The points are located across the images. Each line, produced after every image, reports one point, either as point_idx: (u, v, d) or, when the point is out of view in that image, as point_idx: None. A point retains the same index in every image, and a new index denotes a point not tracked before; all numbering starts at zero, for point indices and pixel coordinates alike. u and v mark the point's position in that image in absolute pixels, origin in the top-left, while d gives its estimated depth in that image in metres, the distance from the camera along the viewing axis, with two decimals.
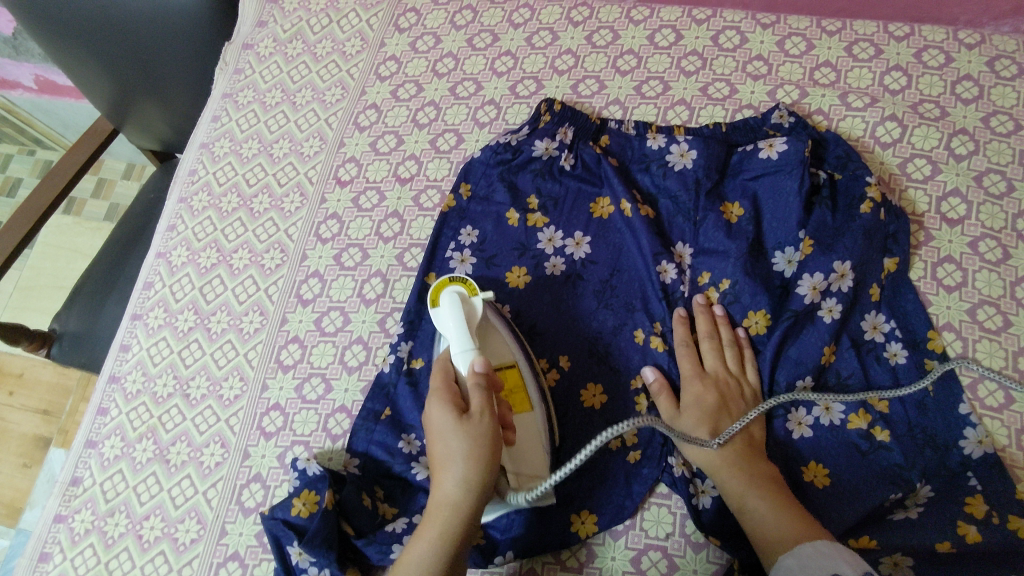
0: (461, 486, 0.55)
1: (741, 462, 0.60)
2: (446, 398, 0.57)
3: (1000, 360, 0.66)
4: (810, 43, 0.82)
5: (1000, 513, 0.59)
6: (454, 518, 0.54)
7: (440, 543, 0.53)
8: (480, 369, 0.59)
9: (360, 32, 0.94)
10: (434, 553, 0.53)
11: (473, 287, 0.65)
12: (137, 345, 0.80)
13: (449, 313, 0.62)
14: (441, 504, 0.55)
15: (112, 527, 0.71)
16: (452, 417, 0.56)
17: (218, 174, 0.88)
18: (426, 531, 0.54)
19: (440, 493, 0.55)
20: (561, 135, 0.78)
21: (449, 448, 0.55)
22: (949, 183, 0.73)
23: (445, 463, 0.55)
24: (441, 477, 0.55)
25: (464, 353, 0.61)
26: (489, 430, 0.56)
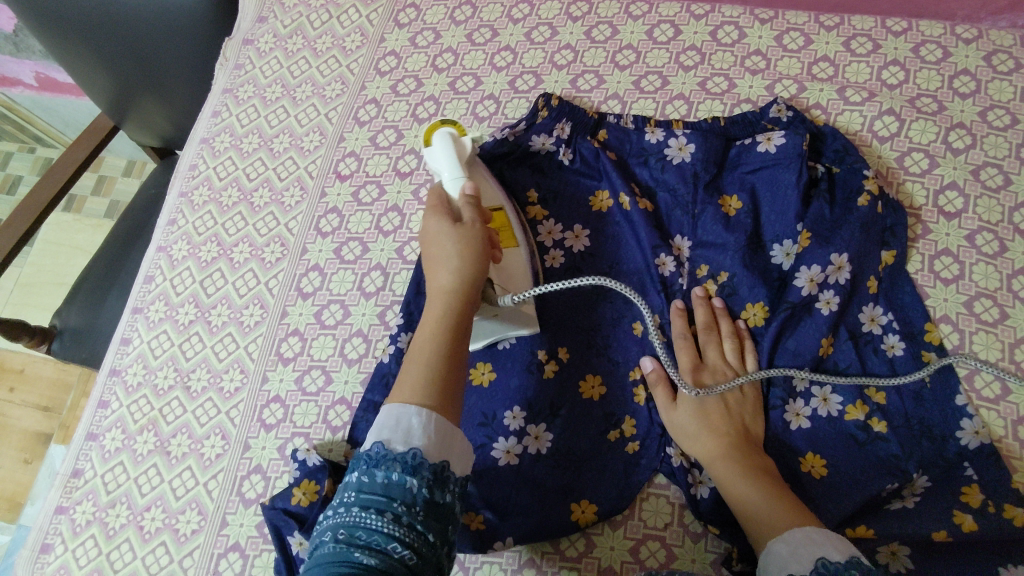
0: (457, 274, 0.58)
1: (735, 451, 0.61)
2: (439, 211, 0.62)
3: (997, 352, 0.66)
4: (807, 39, 0.82)
5: (996, 503, 0.59)
6: (453, 304, 0.57)
7: (441, 322, 0.57)
8: (470, 190, 0.64)
9: (359, 28, 0.94)
10: (438, 332, 0.56)
11: (462, 128, 0.70)
12: (138, 338, 0.80)
13: (440, 146, 0.67)
14: (439, 293, 0.58)
15: (113, 518, 0.72)
16: (446, 223, 0.61)
17: (219, 169, 0.88)
18: (427, 320, 0.58)
19: (437, 285, 0.59)
20: (558, 131, 0.77)
21: (444, 248, 0.60)
22: (946, 177, 0.73)
23: (440, 261, 0.60)
24: (437, 272, 0.59)
25: (455, 178, 0.66)
26: (480, 235, 0.60)
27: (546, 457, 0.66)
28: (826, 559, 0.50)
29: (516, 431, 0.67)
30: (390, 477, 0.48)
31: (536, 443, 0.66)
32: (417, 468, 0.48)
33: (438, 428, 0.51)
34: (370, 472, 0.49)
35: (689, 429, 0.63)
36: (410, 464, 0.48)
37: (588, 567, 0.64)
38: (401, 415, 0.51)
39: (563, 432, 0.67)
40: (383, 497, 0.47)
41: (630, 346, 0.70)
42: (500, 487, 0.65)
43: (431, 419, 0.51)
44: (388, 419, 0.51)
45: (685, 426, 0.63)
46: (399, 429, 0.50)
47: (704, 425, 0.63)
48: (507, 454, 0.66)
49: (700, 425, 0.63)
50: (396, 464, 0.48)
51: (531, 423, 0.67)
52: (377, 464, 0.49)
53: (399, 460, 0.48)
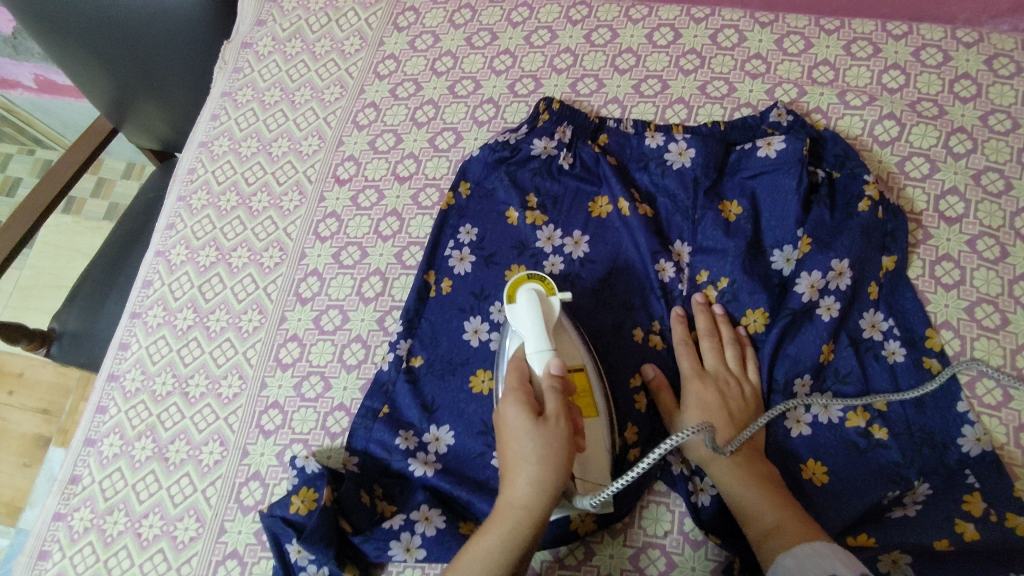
0: (534, 487, 0.54)
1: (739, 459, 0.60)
2: (520, 399, 0.56)
3: (998, 358, 0.66)
4: (808, 42, 0.82)
5: (998, 512, 0.59)
6: (523, 523, 0.54)
7: (507, 546, 0.53)
8: (557, 371, 0.58)
9: (358, 31, 0.94)
10: (501, 554, 0.53)
11: (551, 285, 0.64)
12: (136, 344, 0.80)
13: (526, 311, 0.61)
14: (515, 507, 0.54)
15: (110, 525, 0.71)
16: (529, 420, 0.55)
17: (217, 173, 0.88)
18: (492, 530, 0.54)
19: (512, 494, 0.55)
20: (559, 134, 0.78)
21: (523, 450, 0.54)
22: (947, 181, 0.73)
23: (518, 464, 0.55)
24: (513, 475, 0.55)
25: (539, 351, 0.60)
26: (565, 436, 0.55)
27: None
28: None
29: None
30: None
31: None
32: None
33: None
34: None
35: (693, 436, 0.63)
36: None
37: None
38: None
39: None
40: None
41: (630, 355, 0.69)
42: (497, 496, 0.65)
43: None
44: None
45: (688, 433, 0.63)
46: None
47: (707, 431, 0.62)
48: None
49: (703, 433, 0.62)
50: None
51: None
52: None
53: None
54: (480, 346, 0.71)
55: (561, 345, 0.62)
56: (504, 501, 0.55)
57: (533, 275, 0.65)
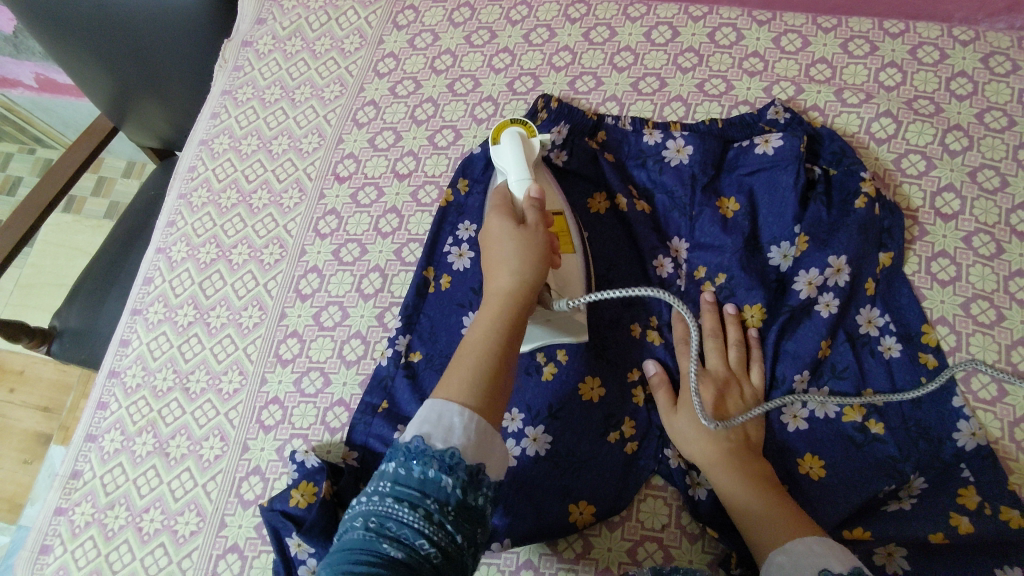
0: (518, 275, 0.56)
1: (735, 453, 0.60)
2: (502, 211, 0.61)
3: (993, 354, 0.66)
4: (805, 40, 0.82)
5: (993, 505, 0.59)
6: (511, 307, 0.55)
7: (497, 325, 0.54)
8: (536, 193, 0.62)
9: (358, 30, 0.94)
10: (492, 339, 0.53)
11: (531, 129, 0.69)
12: (137, 340, 0.80)
13: (509, 146, 0.67)
14: (499, 295, 0.56)
15: (111, 520, 0.72)
16: (510, 224, 0.59)
17: (217, 171, 0.89)
18: (482, 320, 0.55)
19: (496, 286, 0.57)
20: (556, 133, 0.77)
21: (504, 252, 0.58)
22: (943, 178, 0.73)
23: (500, 264, 0.57)
24: (496, 272, 0.57)
25: (520, 178, 0.65)
26: (543, 239, 0.59)
27: (544, 458, 0.65)
28: (829, 570, 0.50)
29: (514, 433, 0.67)
30: (426, 474, 0.46)
31: (534, 445, 0.66)
32: (454, 467, 0.46)
33: (479, 429, 0.49)
34: (407, 465, 0.47)
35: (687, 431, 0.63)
36: (447, 461, 0.46)
37: (586, 568, 0.64)
38: (442, 414, 0.49)
39: (563, 434, 0.66)
40: (415, 492, 0.45)
41: (628, 349, 0.70)
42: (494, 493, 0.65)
43: (473, 420, 0.49)
44: (429, 413, 0.49)
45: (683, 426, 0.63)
46: (440, 425, 0.48)
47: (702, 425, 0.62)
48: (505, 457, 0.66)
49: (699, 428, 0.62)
50: (434, 458, 0.46)
51: (529, 425, 0.66)
52: (415, 456, 0.47)
53: (437, 456, 0.46)
54: None
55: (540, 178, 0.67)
56: (488, 296, 0.57)
57: (514, 122, 0.70)
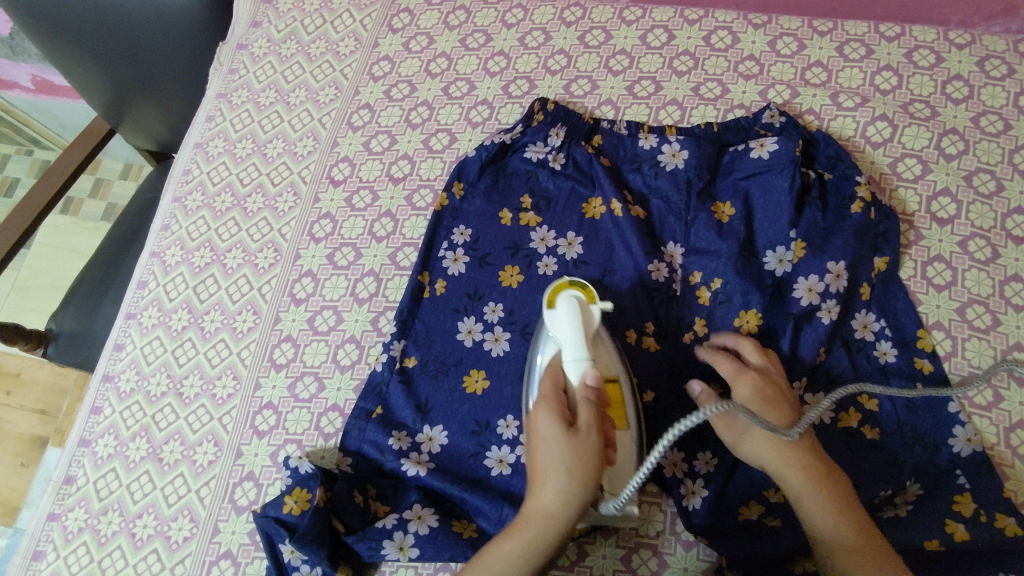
0: (560, 498, 0.53)
1: (812, 460, 0.55)
2: (551, 406, 0.56)
3: (989, 359, 0.66)
4: (801, 44, 0.82)
5: (988, 512, 0.59)
6: (547, 535, 0.53)
7: (531, 550, 0.53)
8: (592, 382, 0.57)
9: (353, 32, 0.94)
10: (518, 565, 0.53)
11: (592, 294, 0.64)
12: (130, 344, 0.80)
13: (566, 315, 0.61)
14: (540, 517, 0.54)
15: (104, 525, 0.71)
16: (559, 425, 0.55)
17: (212, 174, 0.88)
18: (515, 536, 0.54)
19: (536, 504, 0.54)
20: (552, 135, 0.78)
21: (552, 457, 0.54)
22: (939, 183, 0.73)
23: (544, 471, 0.54)
24: (540, 485, 0.54)
25: (574, 361, 0.59)
26: (595, 447, 0.54)
27: None
28: None
29: (510, 440, 0.67)
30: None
31: None
32: None
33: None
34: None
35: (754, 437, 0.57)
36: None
37: None
38: None
39: None
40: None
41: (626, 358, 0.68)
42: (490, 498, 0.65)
43: None
44: None
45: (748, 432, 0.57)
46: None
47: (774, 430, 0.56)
48: (499, 464, 0.66)
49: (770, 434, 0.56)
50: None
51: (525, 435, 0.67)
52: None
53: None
54: (474, 346, 0.71)
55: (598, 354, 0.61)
56: (529, 509, 0.54)
57: (574, 283, 0.65)
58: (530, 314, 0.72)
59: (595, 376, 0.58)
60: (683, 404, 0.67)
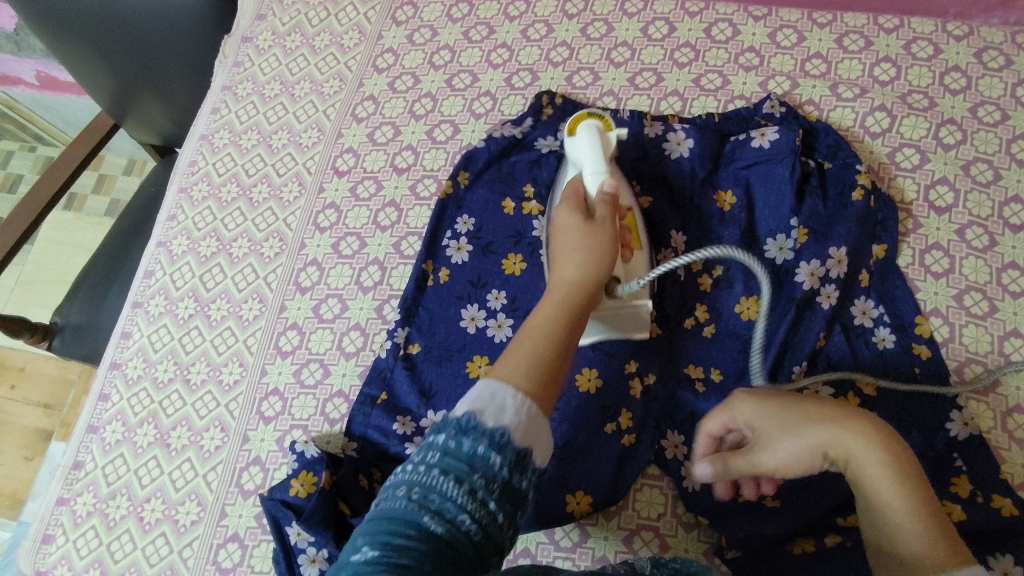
0: (582, 268, 0.56)
1: (856, 433, 0.49)
2: (571, 206, 0.60)
3: (986, 345, 0.67)
4: (801, 36, 0.83)
5: (984, 493, 0.60)
6: (570, 300, 0.54)
7: (558, 317, 0.53)
8: (609, 189, 0.62)
9: (357, 25, 0.95)
10: (551, 331, 0.52)
11: (608, 123, 0.69)
12: (138, 332, 0.81)
13: (584, 136, 0.66)
14: (564, 287, 0.56)
15: (113, 509, 0.72)
16: (578, 218, 0.59)
17: (217, 165, 0.89)
18: (544, 307, 0.54)
19: (560, 278, 0.56)
20: (562, 130, 0.79)
21: (574, 241, 0.58)
22: (937, 172, 0.74)
23: (565, 253, 0.57)
24: (562, 264, 0.57)
25: (594, 171, 0.63)
26: (611, 232, 0.59)
27: None
28: None
29: None
30: (475, 451, 0.43)
31: None
32: (502, 447, 0.44)
33: (530, 416, 0.46)
34: (456, 437, 0.44)
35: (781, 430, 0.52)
36: (498, 440, 0.44)
37: (582, 556, 0.64)
38: (496, 394, 0.46)
39: (563, 424, 0.66)
40: (462, 467, 0.43)
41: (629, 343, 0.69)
42: None
43: (526, 403, 0.46)
44: (482, 392, 0.47)
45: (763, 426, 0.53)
46: (492, 404, 0.46)
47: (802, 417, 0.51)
48: None
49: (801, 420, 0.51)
50: (484, 437, 0.44)
51: None
52: (466, 432, 0.44)
53: (488, 434, 0.44)
54: (478, 333, 0.72)
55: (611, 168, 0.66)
56: (552, 285, 0.57)
57: (592, 114, 0.70)
58: (532, 301, 0.73)
59: (613, 185, 0.62)
60: (681, 387, 0.68)
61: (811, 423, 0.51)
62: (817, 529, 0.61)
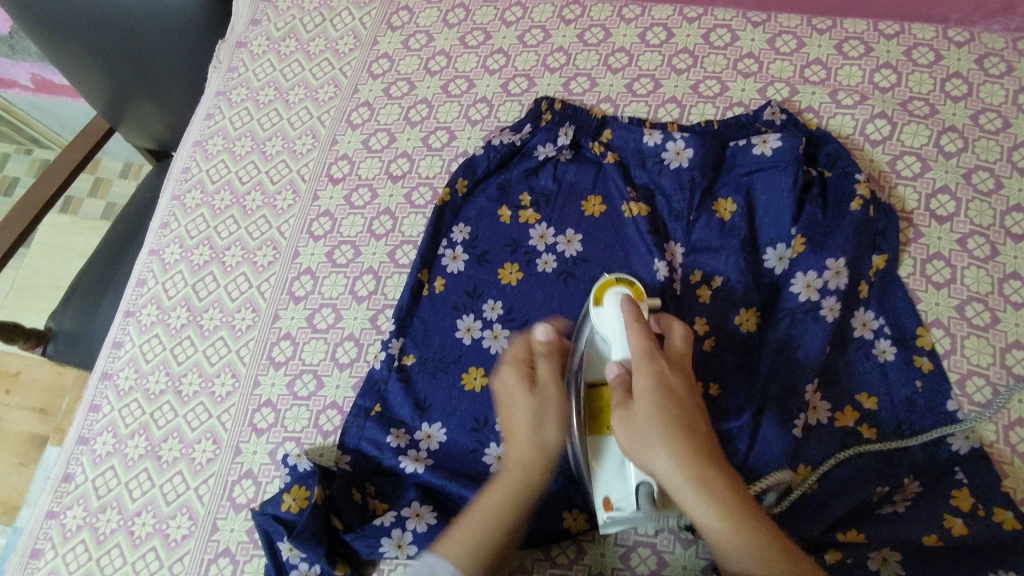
0: (534, 448, 0.59)
1: (701, 471, 0.49)
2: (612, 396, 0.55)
3: (988, 357, 0.66)
4: (800, 41, 0.82)
5: (986, 507, 0.59)
6: (526, 481, 0.58)
7: (514, 490, 0.57)
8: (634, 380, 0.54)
9: (352, 31, 0.94)
10: (500, 514, 0.56)
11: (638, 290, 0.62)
12: (129, 342, 0.80)
13: (613, 309, 0.60)
14: (518, 466, 0.58)
15: (103, 523, 0.71)
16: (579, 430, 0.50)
17: (211, 172, 0.88)
18: (497, 487, 0.58)
19: (514, 457, 0.59)
20: (562, 135, 0.78)
21: (521, 421, 0.60)
22: (938, 180, 0.73)
23: (517, 434, 0.60)
24: (516, 441, 0.60)
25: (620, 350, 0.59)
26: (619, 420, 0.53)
27: None
28: None
29: None
30: None
31: None
32: None
33: None
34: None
35: (647, 443, 0.50)
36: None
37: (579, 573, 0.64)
38: (434, 571, 0.51)
39: None
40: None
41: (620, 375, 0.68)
42: None
43: None
44: (423, 566, 0.52)
45: (641, 435, 0.51)
46: None
47: (664, 433, 0.50)
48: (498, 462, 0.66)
49: (663, 437, 0.50)
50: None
51: None
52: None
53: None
54: (473, 344, 0.71)
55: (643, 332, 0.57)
56: (509, 462, 0.59)
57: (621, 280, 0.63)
58: (529, 310, 0.72)
59: (629, 370, 0.56)
60: None
61: (672, 439, 0.50)
62: (817, 546, 0.59)
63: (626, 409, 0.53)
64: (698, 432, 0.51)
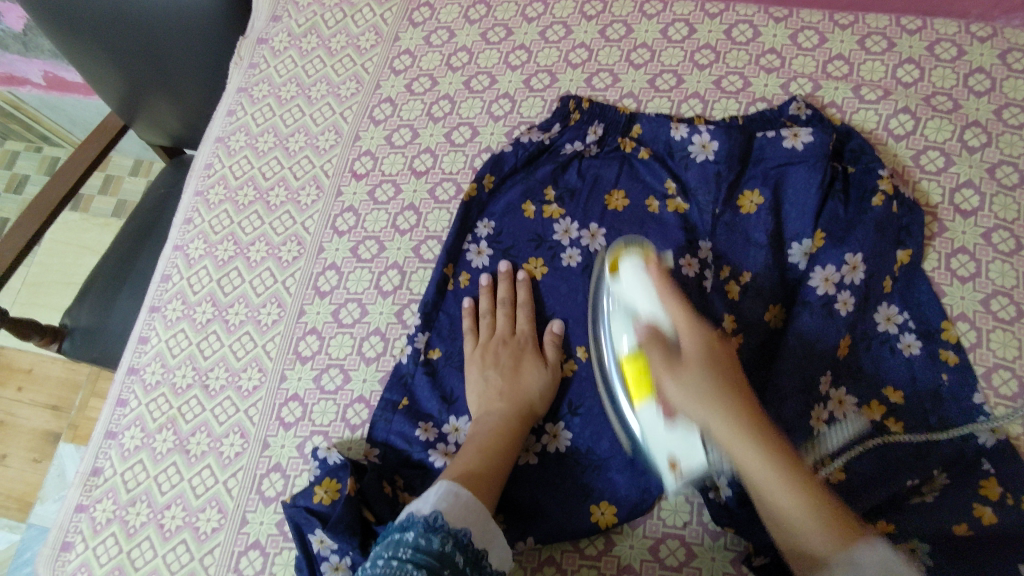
0: (506, 403, 0.66)
1: (752, 422, 0.50)
2: (654, 353, 0.54)
3: (1014, 350, 0.66)
4: (822, 37, 0.82)
5: (1014, 495, 0.60)
6: (505, 427, 0.64)
7: (496, 435, 0.64)
8: (681, 316, 0.55)
9: (373, 27, 0.94)
10: (485, 453, 0.62)
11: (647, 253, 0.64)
12: (155, 337, 0.81)
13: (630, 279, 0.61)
14: (494, 417, 0.65)
15: (133, 516, 0.72)
16: (525, 361, 0.69)
17: (234, 168, 0.89)
18: (478, 436, 0.64)
19: (489, 413, 0.66)
20: (591, 134, 0.79)
21: (495, 384, 0.68)
22: (962, 175, 0.74)
23: (494, 396, 0.67)
24: (490, 403, 0.67)
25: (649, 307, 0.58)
26: (665, 372, 0.53)
27: (565, 454, 0.68)
28: None
29: (536, 429, 0.69)
30: (445, 547, 0.50)
31: (554, 442, 0.68)
32: (466, 545, 0.52)
33: (487, 521, 0.55)
34: (426, 535, 0.50)
35: (692, 392, 0.51)
36: (461, 542, 0.51)
37: (608, 565, 0.64)
38: (459, 495, 0.55)
39: (584, 430, 0.68)
40: (433, 559, 0.48)
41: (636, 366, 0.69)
42: (520, 489, 0.67)
43: (481, 510, 0.55)
44: (444, 490, 0.55)
45: (691, 394, 0.51)
46: (456, 501, 0.54)
47: (709, 390, 0.51)
48: (526, 454, 0.68)
49: (705, 393, 0.51)
50: (450, 538, 0.51)
51: (551, 422, 0.69)
52: (434, 531, 0.51)
53: (453, 535, 0.51)
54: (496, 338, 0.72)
55: (671, 298, 0.57)
56: (482, 419, 0.66)
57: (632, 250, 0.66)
58: (555, 304, 0.74)
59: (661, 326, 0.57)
60: None
61: (715, 391, 0.51)
62: None
63: (674, 366, 0.53)
64: (740, 389, 0.52)
